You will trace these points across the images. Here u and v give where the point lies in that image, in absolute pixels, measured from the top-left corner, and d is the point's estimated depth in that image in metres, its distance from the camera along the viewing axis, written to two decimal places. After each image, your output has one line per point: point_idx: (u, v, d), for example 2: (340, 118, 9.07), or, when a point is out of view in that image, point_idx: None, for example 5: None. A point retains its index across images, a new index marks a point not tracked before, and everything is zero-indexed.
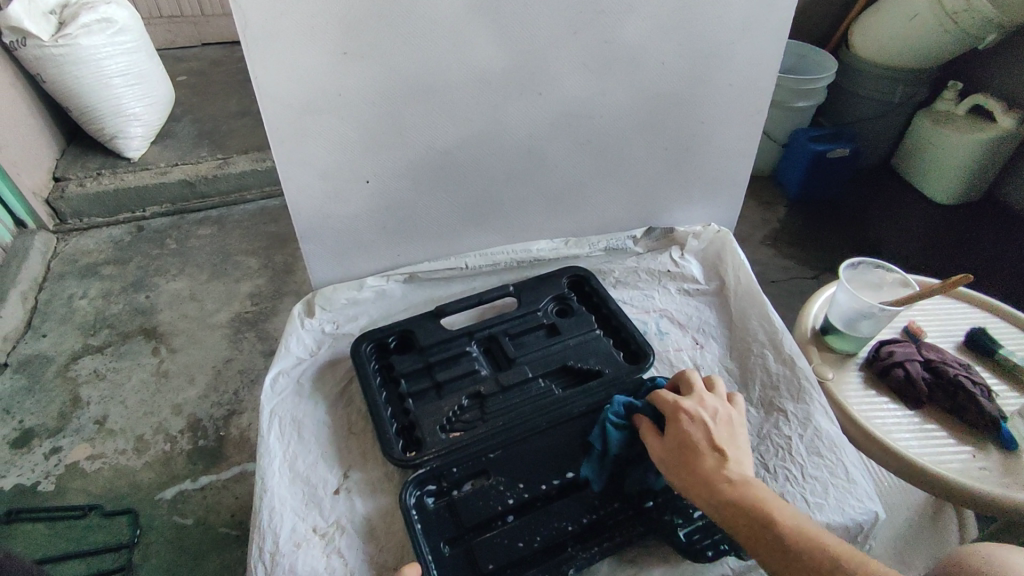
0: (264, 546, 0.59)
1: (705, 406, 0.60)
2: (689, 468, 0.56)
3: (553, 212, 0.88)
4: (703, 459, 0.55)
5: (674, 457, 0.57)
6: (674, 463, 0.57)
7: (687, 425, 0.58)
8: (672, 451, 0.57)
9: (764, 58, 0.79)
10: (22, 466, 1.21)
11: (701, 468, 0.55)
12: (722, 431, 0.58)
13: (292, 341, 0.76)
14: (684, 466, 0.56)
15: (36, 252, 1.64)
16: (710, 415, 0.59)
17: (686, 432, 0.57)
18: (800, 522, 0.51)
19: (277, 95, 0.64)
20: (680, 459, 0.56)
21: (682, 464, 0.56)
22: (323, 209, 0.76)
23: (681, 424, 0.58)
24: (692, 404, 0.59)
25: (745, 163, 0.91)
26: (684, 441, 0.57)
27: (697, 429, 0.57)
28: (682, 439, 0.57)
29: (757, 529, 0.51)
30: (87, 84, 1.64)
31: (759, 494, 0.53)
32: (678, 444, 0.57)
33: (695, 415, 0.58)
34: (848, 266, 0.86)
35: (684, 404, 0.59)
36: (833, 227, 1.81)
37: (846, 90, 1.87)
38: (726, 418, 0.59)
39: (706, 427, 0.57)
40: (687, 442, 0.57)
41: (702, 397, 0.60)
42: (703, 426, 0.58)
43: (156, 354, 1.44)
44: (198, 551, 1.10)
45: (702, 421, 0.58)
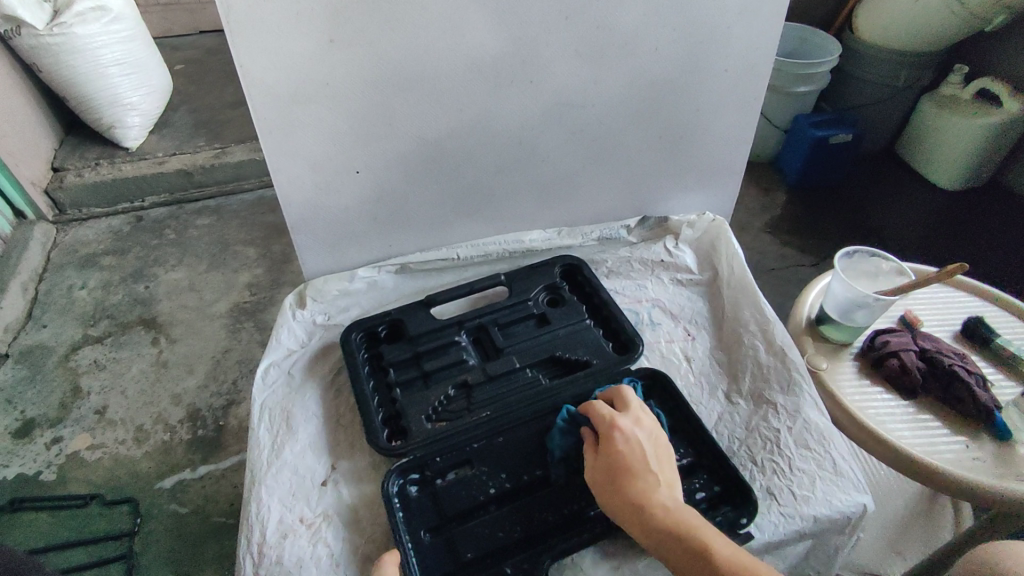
0: (252, 538, 0.59)
1: (638, 426, 0.60)
2: (622, 491, 0.56)
3: (547, 202, 0.87)
4: (637, 482, 0.56)
5: (608, 479, 0.57)
6: (607, 486, 0.57)
7: (622, 446, 0.58)
8: (606, 473, 0.57)
9: (761, 43, 0.78)
10: (23, 456, 1.22)
11: (636, 492, 0.55)
12: (654, 452, 0.58)
13: (283, 334, 0.76)
14: (619, 490, 0.56)
15: (35, 242, 1.64)
16: (644, 436, 0.59)
17: (621, 454, 0.57)
18: (726, 550, 0.52)
19: (263, 82, 0.63)
20: (613, 481, 0.56)
21: (616, 486, 0.56)
22: (313, 200, 0.75)
23: (617, 444, 0.58)
24: (627, 425, 0.59)
25: (741, 151, 0.90)
26: (619, 462, 0.57)
27: (632, 450, 0.57)
28: (616, 460, 0.57)
29: (685, 556, 0.52)
30: (83, 74, 1.63)
31: (689, 520, 0.54)
32: (614, 465, 0.57)
33: (630, 436, 0.58)
34: (843, 255, 0.85)
35: (620, 424, 0.59)
36: (834, 214, 1.79)
37: (849, 74, 1.84)
38: (659, 438, 0.59)
39: (640, 449, 0.58)
40: (622, 465, 0.57)
41: (636, 417, 0.61)
42: (637, 446, 0.58)
43: (156, 344, 1.44)
44: (197, 539, 1.11)
45: (636, 443, 0.58)
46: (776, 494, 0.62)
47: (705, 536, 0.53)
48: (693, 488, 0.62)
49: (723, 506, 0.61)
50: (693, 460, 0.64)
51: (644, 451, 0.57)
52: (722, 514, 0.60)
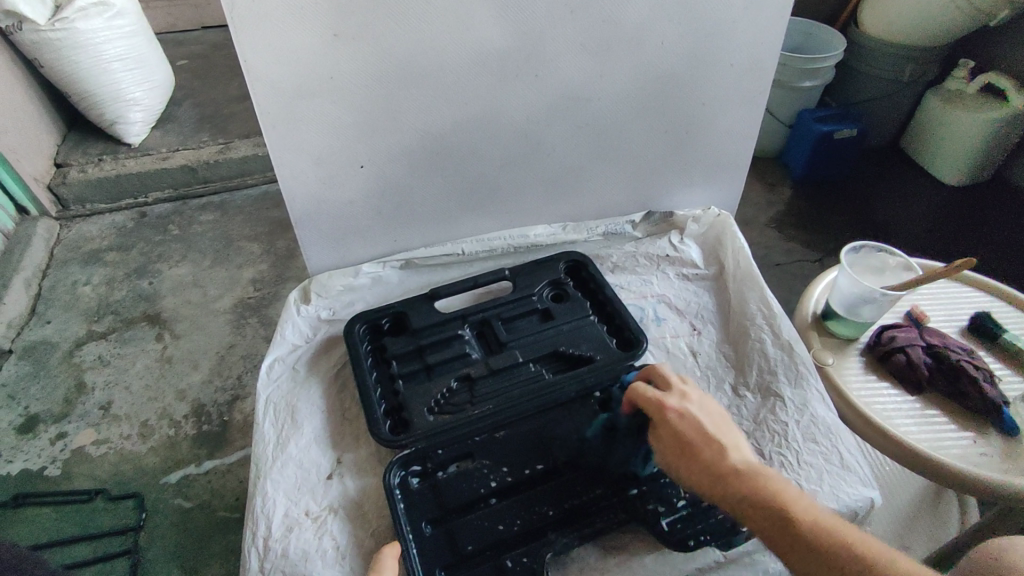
0: (257, 531, 0.59)
1: (689, 400, 0.58)
2: (690, 464, 0.54)
3: (551, 197, 0.87)
4: (702, 453, 0.54)
5: (672, 456, 0.55)
6: (674, 462, 0.55)
7: (677, 421, 0.56)
8: (671, 453, 0.56)
9: (768, 36, 0.77)
10: (28, 451, 1.22)
11: (704, 463, 0.53)
12: (712, 421, 0.56)
13: (288, 328, 0.76)
14: (688, 467, 0.54)
15: (39, 238, 1.65)
16: (697, 408, 0.57)
17: (679, 430, 0.56)
18: (813, 508, 0.49)
19: (268, 76, 0.63)
20: (678, 457, 0.55)
21: (682, 461, 0.55)
22: (318, 195, 0.75)
23: (672, 422, 0.56)
24: (677, 400, 0.58)
25: (747, 146, 0.89)
26: (678, 437, 0.55)
27: (688, 423, 0.56)
28: (675, 435, 0.56)
29: (771, 519, 0.49)
30: (86, 69, 1.63)
31: (766, 482, 0.51)
32: (675, 444, 0.55)
33: (683, 411, 0.57)
34: (850, 250, 0.85)
35: (669, 400, 0.58)
36: (839, 210, 1.78)
37: (855, 69, 1.83)
38: (713, 409, 0.58)
39: (696, 421, 0.56)
40: (682, 438, 0.55)
41: (684, 391, 0.59)
42: (693, 420, 0.56)
43: (160, 340, 1.45)
44: (202, 534, 1.11)
45: (691, 415, 0.57)
46: None
47: (787, 497, 0.50)
48: None
49: None
50: None
51: (701, 422, 0.56)
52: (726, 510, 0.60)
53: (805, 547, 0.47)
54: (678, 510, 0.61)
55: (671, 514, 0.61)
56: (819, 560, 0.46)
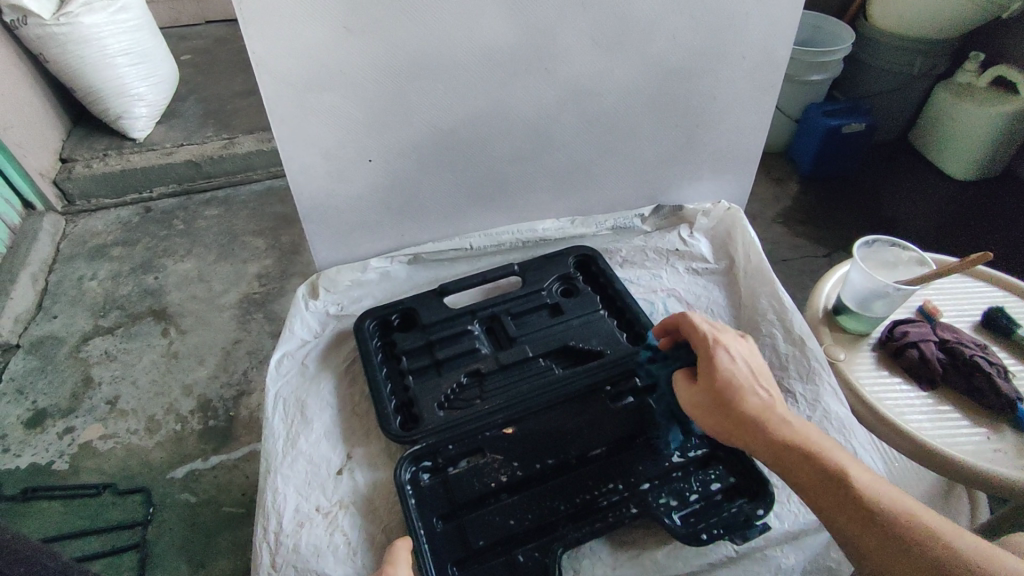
0: (268, 527, 0.59)
1: (739, 347, 0.62)
2: (735, 405, 0.57)
3: (561, 191, 0.87)
4: (747, 397, 0.58)
5: (716, 395, 0.59)
6: (718, 402, 0.58)
7: (727, 363, 0.60)
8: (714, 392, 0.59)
9: (780, 29, 0.76)
10: (36, 446, 1.23)
11: (749, 405, 0.57)
12: (760, 371, 0.60)
13: (297, 324, 0.76)
14: (731, 405, 0.58)
15: (45, 233, 1.65)
16: (747, 357, 0.61)
17: (728, 371, 0.59)
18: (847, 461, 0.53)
19: (276, 69, 0.63)
20: (723, 397, 0.58)
21: (728, 401, 0.58)
22: (326, 189, 0.75)
23: (722, 363, 0.60)
24: (729, 345, 0.61)
25: (757, 139, 0.88)
26: (727, 379, 0.59)
27: (737, 369, 0.59)
28: (723, 377, 0.59)
29: (808, 463, 0.53)
30: (90, 64, 1.63)
31: (808, 432, 0.55)
32: (723, 383, 0.59)
33: (733, 356, 0.60)
34: (862, 245, 0.85)
35: (722, 342, 0.61)
36: (847, 205, 1.77)
37: (862, 62, 1.82)
38: (759, 359, 0.61)
39: (744, 367, 0.60)
40: (729, 380, 0.59)
41: (735, 338, 0.63)
42: (742, 363, 0.60)
43: (166, 334, 1.45)
44: (210, 528, 1.12)
45: (740, 361, 0.60)
46: None
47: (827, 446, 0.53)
48: (709, 479, 0.62)
49: (739, 498, 0.61)
50: (710, 450, 0.65)
51: (750, 370, 0.59)
52: (738, 505, 0.61)
53: (837, 489, 0.51)
54: (690, 505, 0.61)
55: (683, 509, 0.60)
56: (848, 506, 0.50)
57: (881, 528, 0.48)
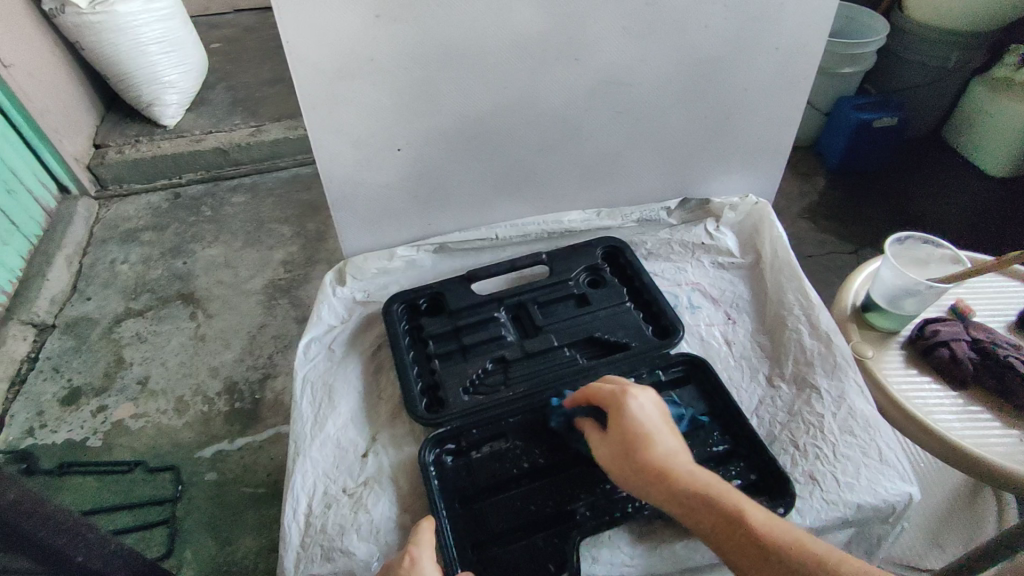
0: (298, 508, 0.61)
1: (648, 394, 0.59)
2: (642, 459, 0.54)
3: (587, 183, 0.87)
4: (655, 448, 0.54)
5: (626, 448, 0.55)
6: (627, 456, 0.55)
7: (635, 412, 0.56)
8: (622, 444, 0.55)
9: (816, 21, 0.75)
10: (71, 422, 1.27)
11: (659, 458, 0.53)
12: (666, 421, 0.57)
13: (324, 310, 0.77)
14: (641, 456, 0.54)
15: (79, 217, 1.69)
16: (655, 404, 0.58)
17: (635, 420, 0.56)
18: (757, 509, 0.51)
19: (309, 58, 0.64)
20: (633, 450, 0.54)
21: (636, 454, 0.54)
22: (356, 176, 0.76)
23: (629, 413, 0.56)
24: (638, 393, 0.58)
25: (788, 133, 0.87)
26: (635, 428, 0.55)
27: (644, 417, 0.56)
28: (632, 427, 0.55)
29: (718, 519, 0.50)
30: (125, 52, 1.67)
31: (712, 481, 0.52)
32: (631, 434, 0.55)
33: (642, 404, 0.57)
34: (894, 241, 0.83)
35: (628, 391, 0.58)
36: (875, 201, 1.74)
37: (896, 55, 1.77)
38: (663, 407, 0.59)
39: (651, 417, 0.57)
40: (637, 431, 0.55)
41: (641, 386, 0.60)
42: (648, 413, 0.57)
43: (194, 318, 1.48)
44: (237, 507, 1.15)
45: (648, 409, 0.57)
46: (819, 479, 0.61)
47: (733, 496, 0.51)
48: (730, 475, 0.62)
49: (759, 496, 0.61)
50: (730, 446, 0.65)
51: (658, 420, 0.57)
52: (759, 502, 0.60)
53: (747, 544, 0.48)
54: None
55: None
56: (760, 557, 0.48)
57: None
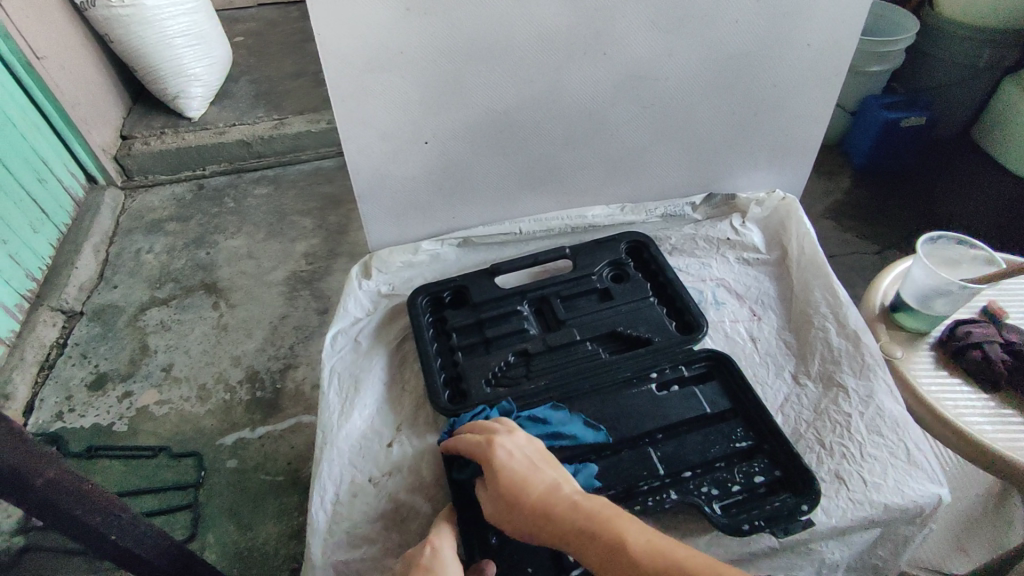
0: (324, 495, 0.62)
1: (515, 437, 0.57)
2: (521, 507, 0.52)
3: (612, 177, 0.86)
4: (530, 491, 0.52)
5: (504, 499, 0.53)
6: (508, 508, 0.53)
7: (504, 460, 0.55)
8: (501, 497, 0.53)
9: (849, 16, 0.74)
10: (98, 407, 1.30)
11: (532, 503, 0.52)
12: (542, 458, 0.56)
13: (350, 301, 0.78)
14: (520, 504, 0.52)
15: (106, 207, 1.72)
16: (528, 445, 0.57)
17: (506, 468, 0.54)
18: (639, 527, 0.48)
19: (340, 50, 0.64)
20: (510, 501, 0.53)
21: (513, 505, 0.52)
22: (382, 169, 0.76)
23: (499, 461, 0.55)
24: (504, 439, 0.56)
25: (816, 130, 0.86)
26: (505, 478, 0.53)
27: (515, 462, 0.55)
28: (506, 476, 0.54)
29: (601, 550, 0.48)
30: (152, 44, 1.69)
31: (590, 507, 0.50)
32: (505, 484, 0.53)
33: (512, 449, 0.56)
34: (926, 241, 0.82)
35: (496, 440, 0.56)
36: (901, 202, 1.72)
37: (925, 53, 1.74)
38: (538, 446, 0.57)
39: (525, 459, 0.55)
40: (510, 479, 0.53)
41: (512, 429, 0.58)
42: (519, 457, 0.55)
43: (217, 308, 1.50)
44: (258, 494, 1.16)
45: (517, 452, 0.55)
46: (845, 479, 0.61)
47: (611, 519, 0.49)
48: (753, 471, 0.62)
49: (783, 493, 0.60)
50: (755, 443, 0.64)
51: (531, 461, 0.55)
52: (782, 499, 0.60)
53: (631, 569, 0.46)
54: (732, 496, 0.61)
55: (725, 499, 0.60)
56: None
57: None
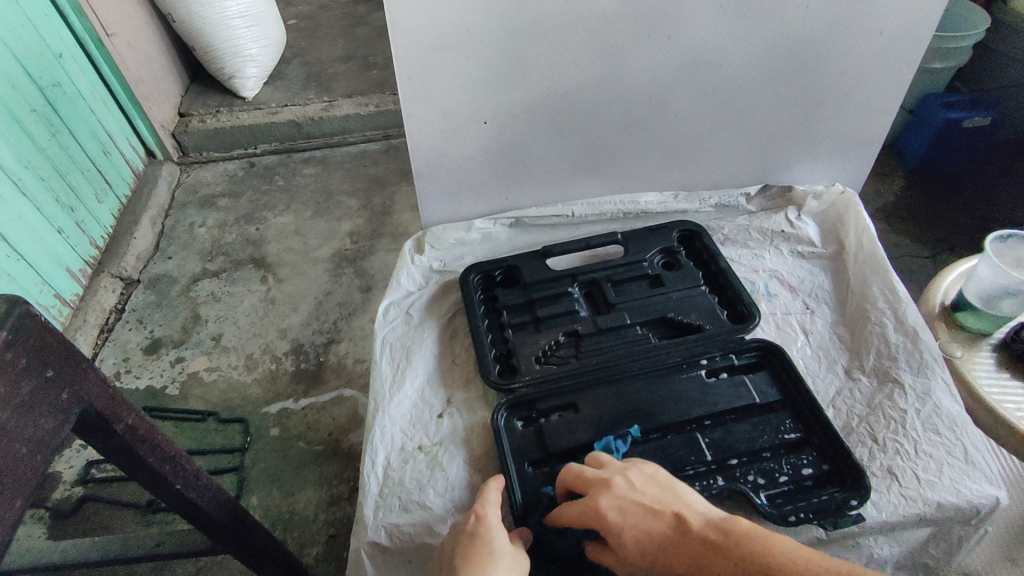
0: (376, 460, 0.64)
1: (616, 487, 0.54)
2: (668, 560, 0.52)
3: (667, 163, 0.86)
4: (670, 539, 0.52)
5: (643, 559, 0.52)
6: (649, 563, 0.52)
7: (623, 521, 0.53)
8: (638, 557, 0.53)
9: (927, 4, 0.71)
10: (151, 370, 1.35)
11: (677, 551, 0.52)
12: (652, 495, 0.54)
13: (403, 276, 0.80)
14: (665, 559, 0.52)
15: (163, 181, 1.78)
16: (632, 489, 0.54)
17: (630, 529, 0.53)
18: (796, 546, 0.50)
19: (408, 28, 0.65)
20: (653, 558, 0.52)
21: (657, 561, 0.52)
22: (441, 148, 0.78)
23: (619, 526, 0.53)
24: (608, 499, 0.54)
25: (880, 122, 0.84)
26: (636, 541, 0.52)
27: (634, 516, 0.53)
28: (637, 538, 0.52)
29: None
30: (210, 25, 1.75)
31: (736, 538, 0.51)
32: (640, 547, 0.52)
33: (621, 504, 0.54)
34: (995, 239, 0.80)
35: (600, 502, 0.54)
36: (958, 205, 1.66)
37: (994, 50, 1.66)
38: (642, 484, 0.55)
39: (641, 509, 0.53)
40: (642, 538, 0.52)
41: (608, 480, 0.55)
42: (635, 508, 0.53)
43: (265, 282, 1.55)
44: (300, 462, 1.20)
45: (631, 505, 0.53)
46: (898, 476, 0.60)
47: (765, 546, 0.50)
48: (801, 463, 0.62)
49: (830, 486, 0.60)
50: (804, 435, 0.64)
51: (646, 508, 0.53)
52: (830, 493, 0.59)
53: None
54: (779, 486, 0.60)
55: (771, 488, 0.60)
56: None
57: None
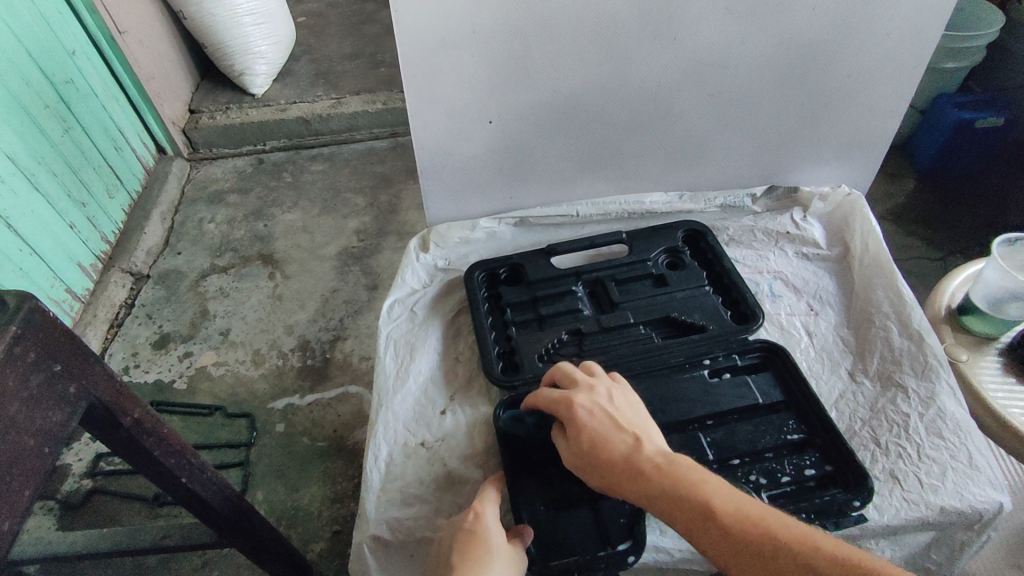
0: (379, 456, 0.64)
1: (597, 395, 0.58)
2: (606, 465, 0.53)
3: (671, 164, 0.86)
4: (617, 451, 0.54)
5: (586, 455, 0.55)
6: (587, 463, 0.54)
7: (588, 419, 0.56)
8: (581, 454, 0.55)
9: (937, 4, 0.71)
10: (160, 364, 1.37)
11: (618, 462, 0.53)
12: (624, 415, 0.56)
13: (408, 273, 0.81)
14: (604, 463, 0.54)
15: (173, 177, 1.80)
16: (610, 402, 0.57)
17: (589, 427, 0.55)
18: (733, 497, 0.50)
19: (414, 28, 0.65)
20: (593, 459, 0.54)
21: (596, 461, 0.54)
22: (446, 147, 0.78)
23: (581, 421, 0.56)
24: (583, 398, 0.57)
25: (887, 124, 0.84)
26: (588, 437, 0.55)
27: (598, 420, 0.56)
28: (589, 435, 0.55)
29: (692, 516, 0.49)
30: (220, 22, 1.76)
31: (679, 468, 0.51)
32: (589, 444, 0.54)
33: (593, 407, 0.56)
34: (1002, 242, 0.79)
35: (576, 397, 0.57)
36: (969, 206, 1.64)
37: (1009, 50, 1.63)
38: (621, 403, 0.58)
39: (608, 417, 0.56)
40: (593, 437, 0.55)
41: (592, 384, 0.59)
42: (602, 415, 0.56)
43: (272, 278, 1.56)
44: (305, 458, 1.21)
45: (601, 412, 0.56)
46: (900, 479, 0.60)
47: (703, 487, 0.50)
48: (803, 464, 0.61)
49: (833, 487, 0.60)
50: (806, 436, 0.63)
51: (614, 419, 0.56)
52: (832, 494, 0.59)
53: (727, 539, 0.47)
54: (781, 487, 0.60)
55: (773, 489, 0.60)
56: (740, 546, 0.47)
57: (775, 562, 0.45)
